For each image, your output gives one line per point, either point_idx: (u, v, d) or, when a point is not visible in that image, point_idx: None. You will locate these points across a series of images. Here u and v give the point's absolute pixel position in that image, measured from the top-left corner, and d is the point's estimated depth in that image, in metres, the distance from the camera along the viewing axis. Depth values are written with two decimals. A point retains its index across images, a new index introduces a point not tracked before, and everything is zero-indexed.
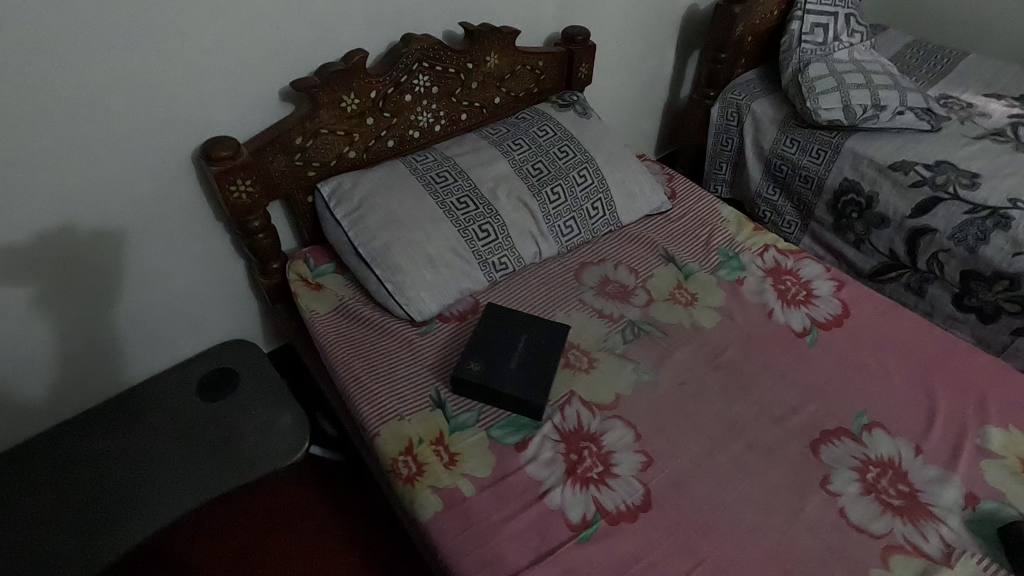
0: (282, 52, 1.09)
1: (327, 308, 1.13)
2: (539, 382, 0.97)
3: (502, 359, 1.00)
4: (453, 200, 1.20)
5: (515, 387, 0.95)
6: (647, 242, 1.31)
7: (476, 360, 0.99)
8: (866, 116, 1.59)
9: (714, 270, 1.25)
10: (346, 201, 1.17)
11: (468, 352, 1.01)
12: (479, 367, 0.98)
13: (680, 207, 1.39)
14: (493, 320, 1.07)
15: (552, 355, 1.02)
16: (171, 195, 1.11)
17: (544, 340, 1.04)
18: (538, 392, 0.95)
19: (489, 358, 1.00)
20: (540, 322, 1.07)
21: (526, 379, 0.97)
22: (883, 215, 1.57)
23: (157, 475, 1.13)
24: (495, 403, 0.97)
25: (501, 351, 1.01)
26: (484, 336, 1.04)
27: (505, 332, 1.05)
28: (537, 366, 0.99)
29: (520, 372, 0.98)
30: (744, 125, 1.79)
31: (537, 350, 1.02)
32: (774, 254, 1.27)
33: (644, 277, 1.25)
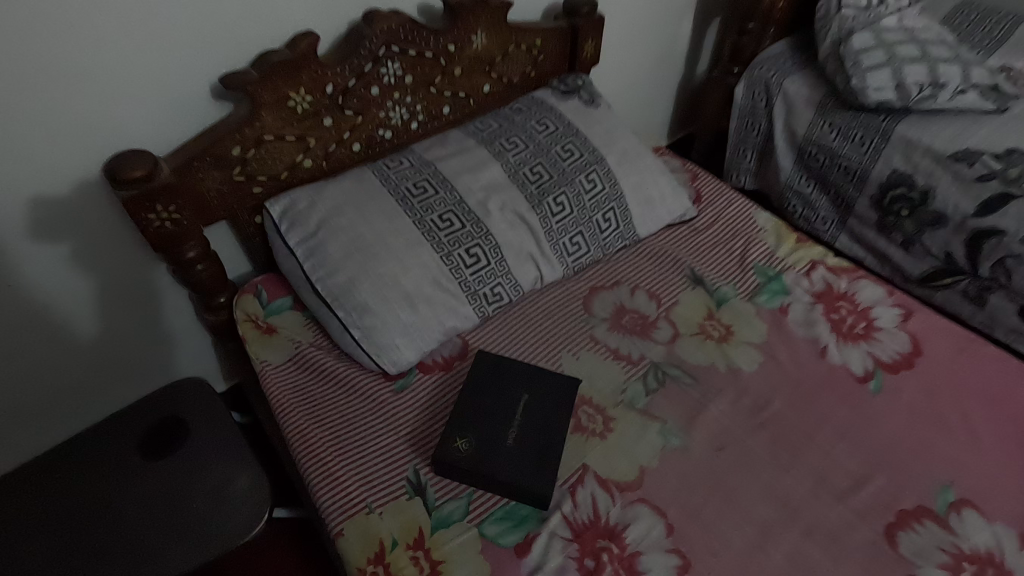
0: (208, 38, 0.85)
1: (281, 358, 0.93)
2: (544, 463, 0.77)
3: (497, 431, 0.80)
4: (434, 217, 0.98)
5: (514, 472, 0.76)
6: (668, 258, 1.10)
7: (463, 435, 0.79)
8: (922, 96, 1.34)
9: (752, 294, 1.03)
10: (300, 223, 0.94)
11: (453, 421, 0.81)
12: (468, 445, 0.78)
13: (706, 214, 1.17)
14: (484, 375, 0.86)
15: (559, 421, 0.82)
16: (78, 223, 0.88)
17: (548, 400, 0.84)
18: (543, 479, 0.75)
19: (479, 430, 0.80)
20: (544, 375, 0.87)
21: (527, 460, 0.77)
22: (940, 213, 1.35)
23: (105, 547, 0.95)
24: (488, 488, 0.78)
25: (495, 420, 0.81)
26: (474, 399, 0.83)
27: (499, 391, 0.84)
28: (539, 439, 0.80)
29: (519, 450, 0.78)
30: (773, 107, 1.55)
31: (540, 415, 0.82)
32: (823, 273, 1.05)
33: (668, 304, 1.03)
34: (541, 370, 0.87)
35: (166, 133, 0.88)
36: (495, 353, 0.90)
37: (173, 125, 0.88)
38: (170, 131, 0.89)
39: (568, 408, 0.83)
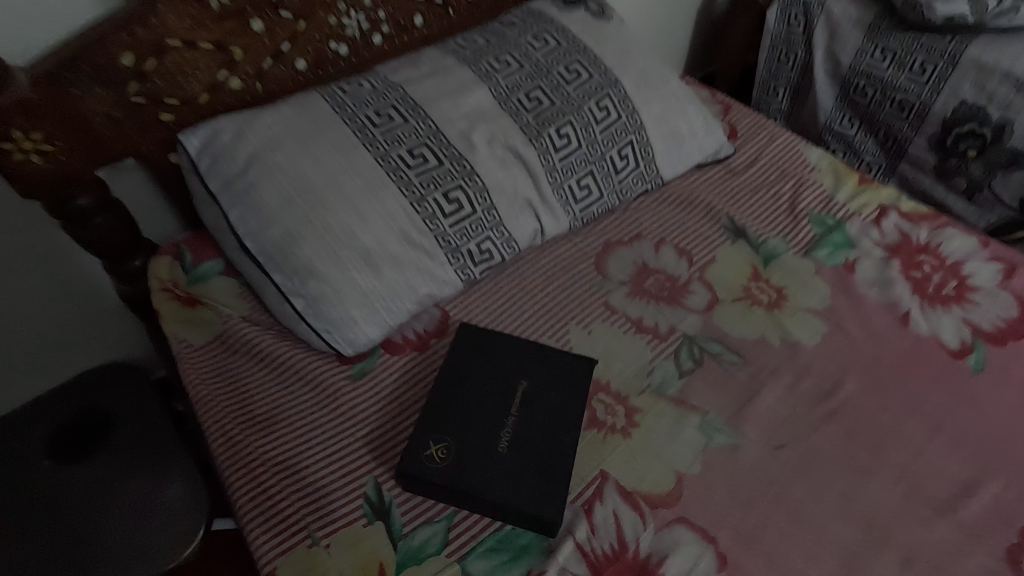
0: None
1: (206, 338, 0.71)
2: (550, 477, 0.57)
3: (485, 433, 0.59)
4: (401, 152, 0.75)
5: (508, 489, 0.56)
6: (701, 205, 0.88)
7: (440, 441, 0.59)
8: (1000, 10, 1.10)
9: (808, 248, 0.82)
10: (222, 161, 0.71)
11: (425, 421, 0.60)
12: (446, 455, 0.58)
13: (744, 151, 0.95)
14: (468, 357, 0.65)
15: (571, 417, 0.61)
16: None
17: (555, 389, 0.63)
18: (547, 500, 0.56)
19: (461, 433, 0.59)
20: (548, 356, 0.66)
21: (526, 473, 0.57)
22: (1017, 152, 1.12)
23: None
24: (473, 509, 0.57)
25: (483, 419, 0.60)
26: (454, 390, 0.62)
27: (488, 378, 0.63)
28: (545, 446, 0.59)
29: (515, 460, 0.58)
30: (813, 32, 1.30)
31: (543, 410, 0.62)
32: (896, 220, 0.84)
33: (702, 263, 0.82)
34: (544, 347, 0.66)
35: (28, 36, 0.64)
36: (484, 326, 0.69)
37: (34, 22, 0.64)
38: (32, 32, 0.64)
39: (582, 400, 0.63)
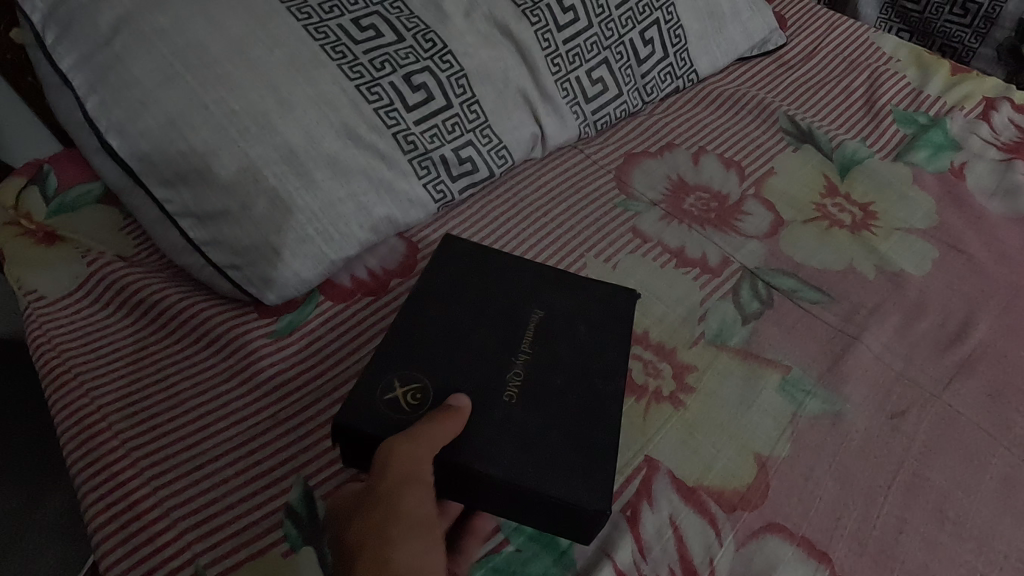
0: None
1: (66, 284, 0.50)
2: (584, 444, 0.38)
3: (481, 375, 0.40)
4: (343, 21, 0.53)
5: (517, 454, 0.36)
6: (751, 106, 0.67)
7: (412, 380, 0.39)
8: None
9: (897, 153, 0.61)
10: (76, 26, 0.49)
11: (389, 353, 0.40)
12: (421, 401, 0.38)
13: (798, 42, 0.74)
14: (451, 271, 0.45)
15: (606, 361, 0.42)
16: None
17: (583, 325, 0.43)
18: (585, 481, 0.36)
19: (444, 374, 0.39)
20: (565, 281, 0.46)
21: (547, 434, 0.38)
22: None
23: None
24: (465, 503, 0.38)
25: (478, 356, 0.41)
26: (434, 313, 0.42)
27: (483, 301, 0.44)
28: (572, 397, 0.40)
29: (529, 415, 0.38)
30: None
31: (566, 349, 0.42)
32: (1009, 115, 0.64)
33: (757, 176, 0.61)
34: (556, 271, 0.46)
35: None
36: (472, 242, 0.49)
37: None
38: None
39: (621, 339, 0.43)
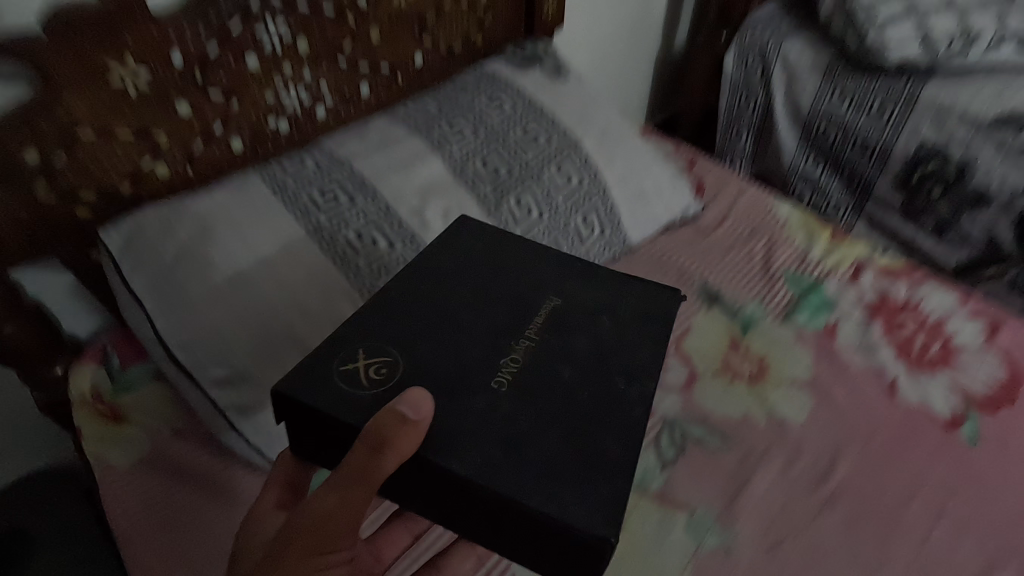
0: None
1: (131, 459, 0.63)
2: (569, 436, 0.44)
3: (480, 364, 0.48)
4: (349, 237, 0.69)
5: (491, 449, 0.43)
6: (674, 270, 0.83)
7: (378, 358, 0.47)
8: (952, 51, 1.11)
9: (785, 313, 0.78)
10: (148, 258, 0.65)
11: (375, 335, 0.49)
12: (382, 373, 0.46)
13: (713, 210, 0.92)
14: (457, 284, 0.55)
15: (635, 359, 0.51)
16: None
17: (603, 323, 0.54)
18: (585, 493, 0.41)
19: (427, 364, 0.48)
20: (607, 290, 0.57)
21: (530, 429, 0.44)
22: (981, 191, 1.12)
23: None
24: (454, 523, 0.44)
25: (471, 346, 0.49)
26: (418, 314, 0.51)
27: (514, 300, 0.54)
28: (589, 383, 0.48)
29: (517, 404, 0.45)
30: (771, 80, 1.30)
31: (588, 340, 0.52)
32: (874, 277, 0.81)
33: (677, 333, 0.77)
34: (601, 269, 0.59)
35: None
36: (514, 236, 0.62)
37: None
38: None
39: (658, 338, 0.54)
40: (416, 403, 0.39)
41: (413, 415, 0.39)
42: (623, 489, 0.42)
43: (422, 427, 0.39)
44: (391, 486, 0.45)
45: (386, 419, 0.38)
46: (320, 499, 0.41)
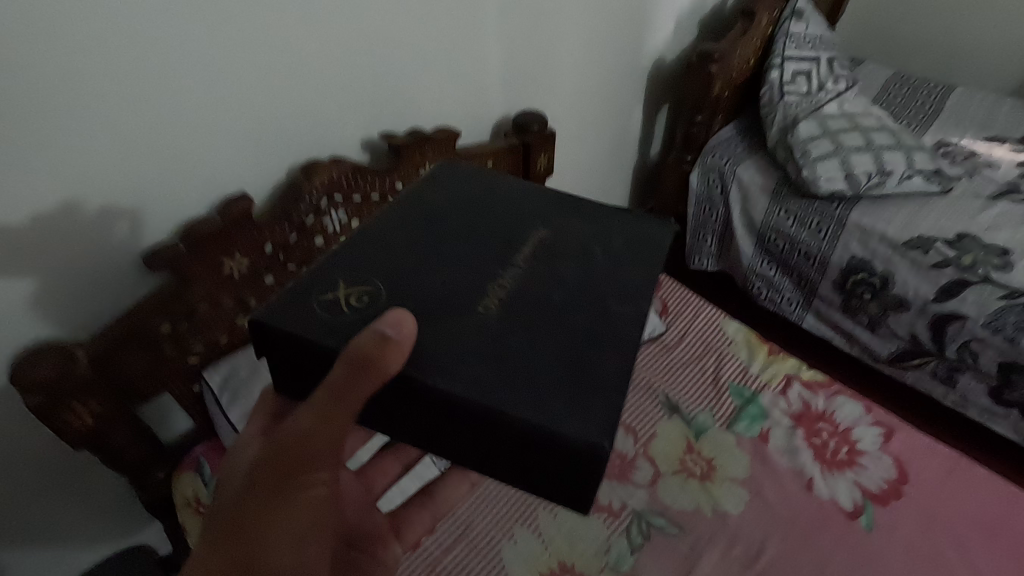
0: (130, 139, 0.68)
1: None
2: (556, 357, 0.51)
3: (473, 291, 0.56)
4: None
5: (488, 369, 0.50)
6: (642, 384, 1.05)
7: (359, 289, 0.54)
8: (871, 183, 1.36)
9: (729, 422, 0.99)
10: (242, 395, 0.87)
11: (363, 269, 0.56)
12: (361, 298, 0.54)
13: (675, 328, 1.14)
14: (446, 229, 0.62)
15: (616, 285, 0.59)
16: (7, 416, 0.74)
17: (598, 255, 0.62)
18: (575, 410, 0.48)
19: (415, 292, 0.55)
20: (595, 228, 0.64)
21: (520, 351, 0.51)
22: (902, 298, 1.34)
23: None
24: (456, 434, 0.51)
25: (463, 280, 0.57)
26: (403, 254, 0.59)
27: (502, 234, 0.62)
28: (573, 302, 0.56)
29: (505, 322, 0.53)
30: (728, 196, 1.54)
31: (574, 266, 0.60)
32: (800, 390, 1.02)
33: (645, 439, 0.98)
34: (585, 206, 0.68)
35: (120, 271, 0.76)
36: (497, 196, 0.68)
37: (127, 260, 0.76)
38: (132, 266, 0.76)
39: (637, 258, 0.62)
40: (396, 324, 0.46)
41: (395, 333, 0.45)
42: (618, 402, 0.49)
43: (405, 343, 0.46)
44: (391, 404, 0.51)
45: (371, 340, 0.45)
46: (302, 422, 0.49)
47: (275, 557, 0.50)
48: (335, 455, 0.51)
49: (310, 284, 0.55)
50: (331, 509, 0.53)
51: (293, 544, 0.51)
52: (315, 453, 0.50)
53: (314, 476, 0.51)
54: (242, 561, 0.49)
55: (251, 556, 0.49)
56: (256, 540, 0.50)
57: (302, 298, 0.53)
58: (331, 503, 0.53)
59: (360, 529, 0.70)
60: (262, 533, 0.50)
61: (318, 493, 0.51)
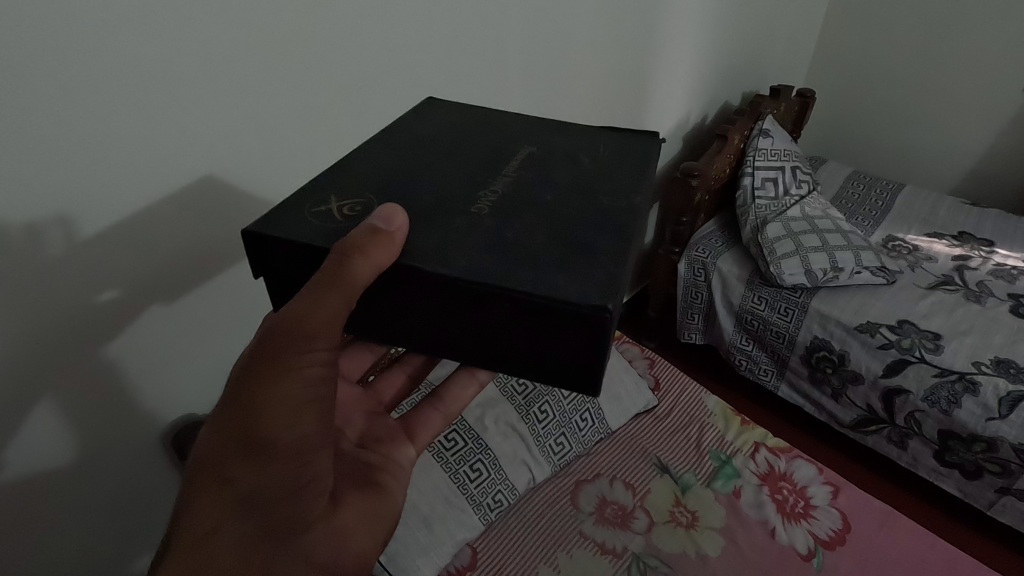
0: (147, 154, 0.69)
1: None
2: (551, 242, 0.52)
3: (464, 197, 0.57)
4: (440, 438, 1.11)
5: (486, 255, 0.50)
6: (639, 448, 1.31)
7: (353, 203, 0.55)
8: (827, 278, 1.65)
9: (709, 481, 1.24)
10: None
11: (353, 187, 0.58)
12: (351, 210, 0.54)
13: (665, 401, 1.42)
14: (442, 155, 0.64)
15: (605, 187, 0.61)
16: (148, 454, 0.89)
17: (588, 165, 0.64)
18: (572, 276, 0.49)
19: (410, 201, 0.56)
20: (584, 151, 0.67)
21: (512, 241, 0.52)
22: (856, 372, 1.60)
23: None
24: (459, 319, 0.52)
25: (456, 187, 0.59)
26: (399, 173, 0.61)
27: (490, 156, 0.65)
28: (566, 200, 0.58)
29: (499, 220, 0.54)
30: (711, 283, 1.82)
31: (563, 172, 0.63)
32: (766, 455, 1.28)
33: (642, 494, 1.22)
34: (569, 128, 0.72)
35: (74, 277, 0.69)
36: (484, 125, 0.72)
37: (93, 263, 0.70)
38: (81, 270, 0.69)
39: (624, 161, 0.66)
40: (388, 216, 0.50)
41: (386, 225, 0.49)
42: (616, 271, 0.50)
43: (398, 235, 0.50)
44: (380, 291, 0.52)
45: (365, 231, 0.48)
46: (296, 302, 0.49)
47: (272, 432, 0.52)
48: (333, 333, 0.51)
49: (302, 200, 0.56)
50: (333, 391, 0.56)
51: (290, 419, 0.52)
52: (311, 331, 0.50)
53: (312, 354, 0.52)
54: (241, 433, 0.52)
55: (247, 430, 0.52)
56: (255, 413, 0.52)
57: (292, 211, 0.54)
58: (329, 384, 0.55)
59: (369, 433, 0.71)
60: (258, 409, 0.52)
61: (316, 369, 0.53)
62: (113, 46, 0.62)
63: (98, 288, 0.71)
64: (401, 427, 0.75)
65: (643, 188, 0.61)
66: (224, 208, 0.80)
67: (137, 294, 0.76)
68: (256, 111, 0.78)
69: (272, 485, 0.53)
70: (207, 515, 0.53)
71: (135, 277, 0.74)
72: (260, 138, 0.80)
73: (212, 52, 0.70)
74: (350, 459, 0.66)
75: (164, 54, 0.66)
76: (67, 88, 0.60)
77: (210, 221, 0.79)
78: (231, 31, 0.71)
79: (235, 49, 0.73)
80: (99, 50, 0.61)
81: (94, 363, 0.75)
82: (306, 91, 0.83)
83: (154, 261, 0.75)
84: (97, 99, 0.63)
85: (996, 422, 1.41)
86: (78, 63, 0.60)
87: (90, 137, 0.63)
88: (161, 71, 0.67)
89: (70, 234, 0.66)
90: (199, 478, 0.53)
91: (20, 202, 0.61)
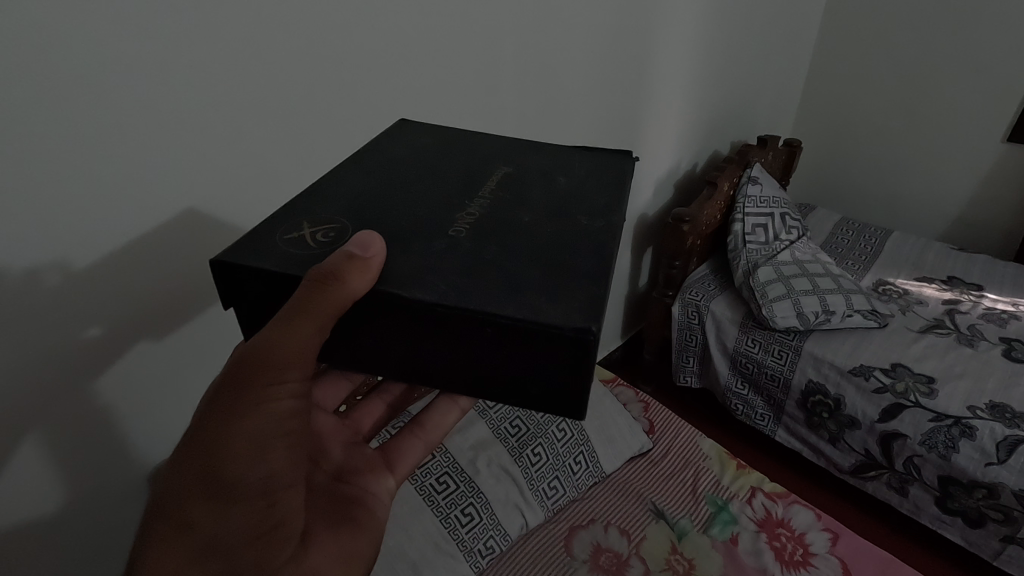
0: (146, 194, 0.73)
1: None
2: (529, 264, 0.54)
3: (444, 220, 0.60)
4: (431, 482, 1.09)
5: (466, 282, 0.52)
6: (634, 493, 1.29)
7: (333, 230, 0.57)
8: (819, 320, 1.66)
9: (705, 527, 1.22)
10: None
11: (330, 213, 0.60)
12: (327, 236, 0.56)
13: (660, 443, 1.41)
14: (425, 180, 0.67)
15: (579, 207, 0.63)
16: (133, 492, 0.87)
17: (564, 184, 0.67)
18: (552, 300, 0.51)
19: (392, 225, 0.58)
20: (561, 171, 0.70)
21: (489, 264, 0.54)
22: (852, 416, 1.59)
23: None
24: (434, 346, 0.53)
25: (437, 211, 0.61)
26: (383, 198, 0.63)
27: (469, 180, 0.68)
28: (542, 221, 0.60)
29: (476, 243, 0.56)
30: (705, 325, 1.83)
31: (539, 193, 0.65)
32: (763, 500, 1.26)
33: (638, 540, 1.19)
34: (547, 151, 0.75)
35: (61, 312, 0.70)
36: (466, 153, 0.74)
37: (82, 297, 0.71)
38: (72, 309, 0.71)
39: (599, 181, 0.69)
40: (365, 243, 0.51)
41: (362, 252, 0.50)
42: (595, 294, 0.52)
43: (375, 260, 0.51)
44: (357, 318, 0.53)
45: (341, 259, 0.49)
46: (267, 332, 0.51)
47: (237, 469, 0.53)
48: (306, 362, 0.53)
49: (276, 226, 0.58)
50: (303, 423, 0.56)
51: (258, 455, 0.53)
52: (281, 361, 0.51)
53: (284, 386, 0.53)
54: (207, 470, 0.53)
55: (214, 464, 0.53)
56: (219, 450, 0.53)
57: (264, 238, 0.56)
58: (301, 416, 0.56)
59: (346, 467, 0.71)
60: (224, 444, 0.52)
61: (289, 403, 0.54)
62: (126, 96, 0.67)
63: (84, 324, 0.72)
64: (381, 458, 0.73)
65: (619, 208, 0.64)
66: (215, 243, 0.82)
67: (124, 328, 0.77)
68: (254, 150, 0.82)
69: (237, 528, 0.54)
70: (165, 564, 0.53)
71: (123, 315, 0.76)
72: (256, 177, 0.84)
73: (211, 90, 0.75)
74: (324, 496, 0.65)
75: (169, 97, 0.71)
76: (78, 129, 0.64)
77: (204, 257, 0.82)
78: (235, 82, 0.77)
79: (236, 93, 0.77)
80: (104, 85, 0.65)
81: (80, 400, 0.75)
82: (304, 134, 0.88)
83: (139, 296, 0.77)
84: (105, 139, 0.67)
85: (996, 467, 1.40)
86: (81, 103, 0.64)
87: (95, 177, 0.67)
88: (166, 116, 0.71)
89: (62, 274, 0.68)
90: (158, 524, 0.54)
91: (24, 240, 0.64)
